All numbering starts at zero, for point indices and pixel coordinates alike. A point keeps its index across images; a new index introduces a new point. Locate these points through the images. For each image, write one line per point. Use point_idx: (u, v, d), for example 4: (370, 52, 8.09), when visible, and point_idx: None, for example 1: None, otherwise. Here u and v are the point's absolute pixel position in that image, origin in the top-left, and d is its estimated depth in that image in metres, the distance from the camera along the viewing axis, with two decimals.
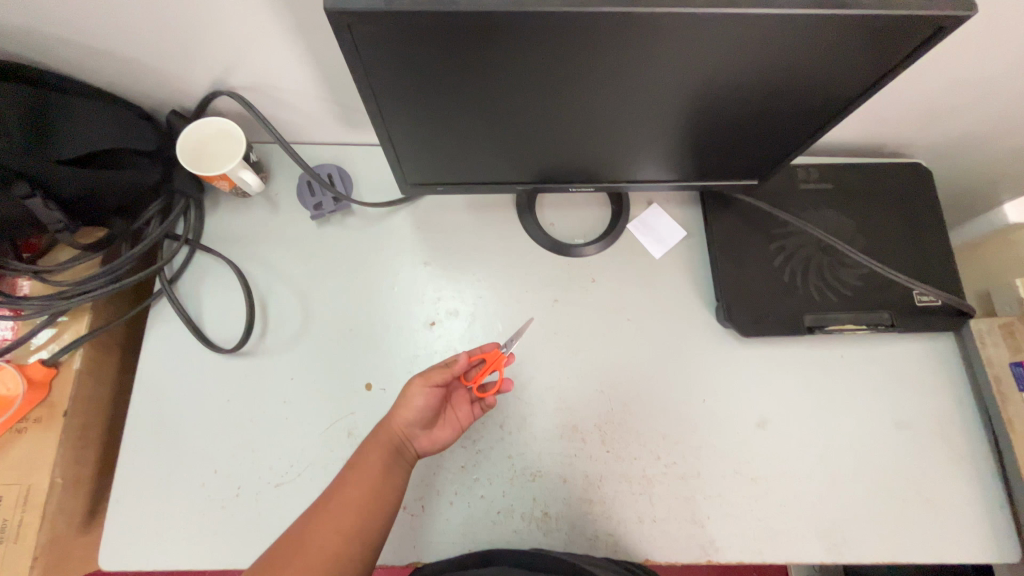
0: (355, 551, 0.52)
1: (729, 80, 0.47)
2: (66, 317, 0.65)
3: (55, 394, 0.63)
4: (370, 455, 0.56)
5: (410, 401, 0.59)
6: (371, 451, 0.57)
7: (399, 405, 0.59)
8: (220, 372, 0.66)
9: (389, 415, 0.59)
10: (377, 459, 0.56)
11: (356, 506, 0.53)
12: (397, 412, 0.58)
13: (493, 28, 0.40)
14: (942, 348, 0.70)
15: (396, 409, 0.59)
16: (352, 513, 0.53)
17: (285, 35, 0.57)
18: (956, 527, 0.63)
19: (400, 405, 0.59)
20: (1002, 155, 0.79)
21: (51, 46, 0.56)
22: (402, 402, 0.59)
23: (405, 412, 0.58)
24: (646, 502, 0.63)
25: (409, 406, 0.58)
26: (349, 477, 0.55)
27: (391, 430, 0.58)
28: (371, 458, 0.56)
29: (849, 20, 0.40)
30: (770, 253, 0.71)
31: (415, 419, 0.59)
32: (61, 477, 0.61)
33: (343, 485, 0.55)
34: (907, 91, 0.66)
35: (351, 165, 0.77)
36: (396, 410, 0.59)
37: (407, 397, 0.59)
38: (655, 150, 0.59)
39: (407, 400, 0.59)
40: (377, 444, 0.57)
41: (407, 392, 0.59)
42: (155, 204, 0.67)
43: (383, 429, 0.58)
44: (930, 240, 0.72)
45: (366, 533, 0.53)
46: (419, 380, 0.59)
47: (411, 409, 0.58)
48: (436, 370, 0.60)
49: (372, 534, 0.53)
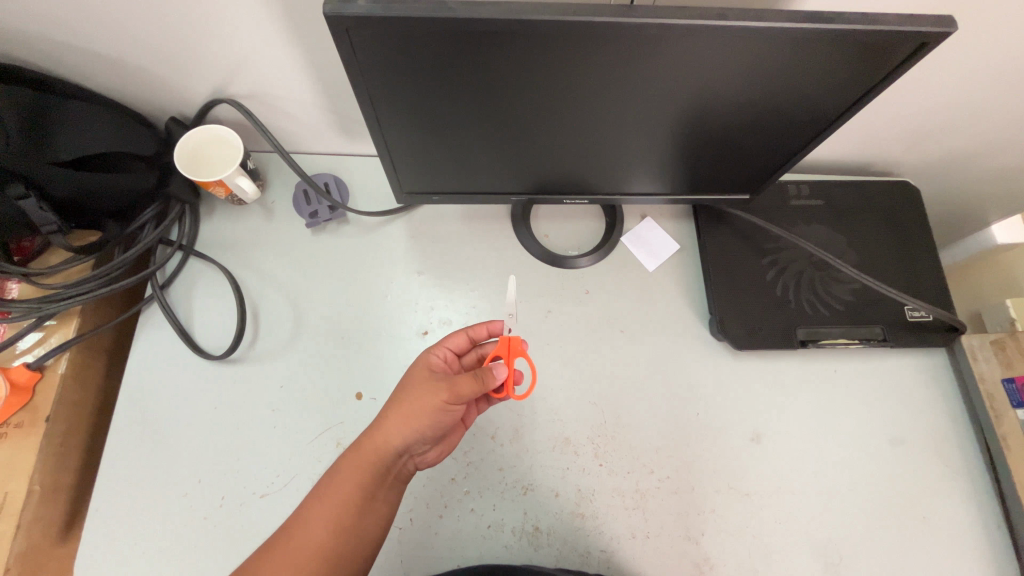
0: (347, 550, 0.50)
1: (724, 91, 0.48)
2: (53, 321, 0.65)
3: (38, 398, 0.62)
4: (361, 473, 0.52)
5: (430, 418, 0.54)
6: (358, 472, 0.52)
7: (414, 422, 0.53)
8: (209, 380, 0.65)
9: (394, 432, 0.53)
10: (362, 483, 0.52)
11: (334, 534, 0.49)
12: (411, 430, 0.53)
13: (491, 35, 0.40)
14: (934, 364, 0.70)
15: (409, 427, 0.53)
16: (326, 540, 0.49)
17: (285, 43, 0.58)
18: (953, 546, 0.62)
19: (417, 422, 0.53)
20: (986, 174, 0.81)
21: (54, 51, 0.57)
22: (418, 418, 0.53)
23: (422, 428, 0.54)
24: (639, 517, 0.62)
25: (428, 424, 0.54)
26: (326, 500, 0.51)
27: (388, 449, 0.53)
28: (360, 480, 0.51)
29: (834, 35, 0.41)
30: (762, 268, 0.71)
31: (428, 434, 0.55)
32: (39, 484, 0.60)
33: (319, 507, 0.50)
34: (893, 110, 0.68)
35: (348, 175, 0.78)
36: (410, 428, 0.53)
37: (426, 413, 0.53)
38: (649, 162, 0.60)
39: (425, 418, 0.53)
40: (361, 466, 0.52)
41: (427, 409, 0.53)
42: (150, 209, 0.67)
43: (378, 449, 0.52)
44: (918, 255, 0.73)
45: (360, 533, 0.51)
46: (447, 400, 0.53)
47: (429, 425, 0.54)
48: (466, 387, 0.52)
49: (367, 534, 0.51)
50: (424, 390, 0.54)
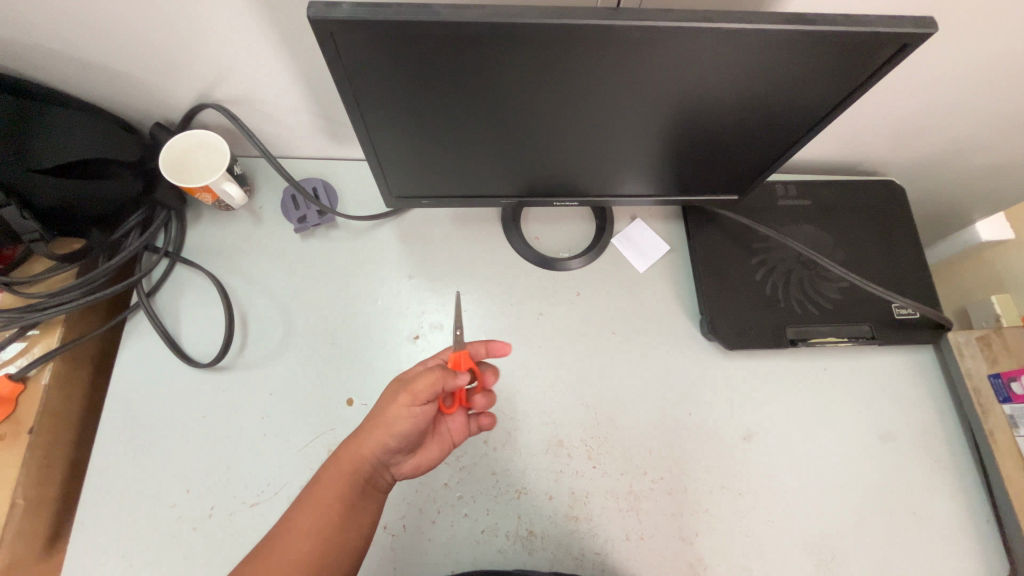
0: (333, 556, 0.49)
1: (708, 93, 0.48)
2: (37, 330, 0.63)
3: (21, 410, 0.61)
4: (344, 481, 0.51)
5: (399, 423, 0.52)
6: (336, 481, 0.51)
7: (377, 428, 0.52)
8: (196, 388, 0.65)
9: (363, 439, 0.52)
10: (343, 492, 0.51)
11: (312, 544, 0.49)
12: (375, 437, 0.52)
13: (473, 40, 0.40)
14: (921, 360, 0.71)
15: (374, 433, 0.52)
16: (304, 550, 0.48)
17: (272, 45, 0.57)
18: (943, 540, 0.63)
19: (381, 426, 0.52)
20: (970, 172, 0.82)
21: (37, 57, 0.56)
22: (383, 425, 0.52)
23: (386, 434, 0.52)
24: (633, 519, 0.62)
25: (396, 432, 0.52)
26: (307, 508, 0.50)
27: (360, 458, 0.52)
28: (339, 488, 0.51)
29: (815, 36, 0.41)
30: (752, 267, 0.72)
31: (395, 442, 0.52)
32: (22, 497, 0.58)
33: (302, 517, 0.50)
34: (878, 110, 0.69)
35: (337, 180, 0.77)
36: (375, 433, 0.52)
37: (391, 419, 0.52)
38: (637, 165, 0.60)
39: (391, 423, 0.52)
40: (343, 474, 0.51)
41: (392, 413, 0.52)
42: (135, 216, 0.66)
43: (354, 459, 0.52)
44: (904, 253, 0.74)
45: (347, 540, 0.51)
46: (406, 401, 0.51)
47: (394, 431, 0.52)
48: (423, 384, 0.51)
49: (354, 541, 0.51)
50: (389, 394, 0.53)
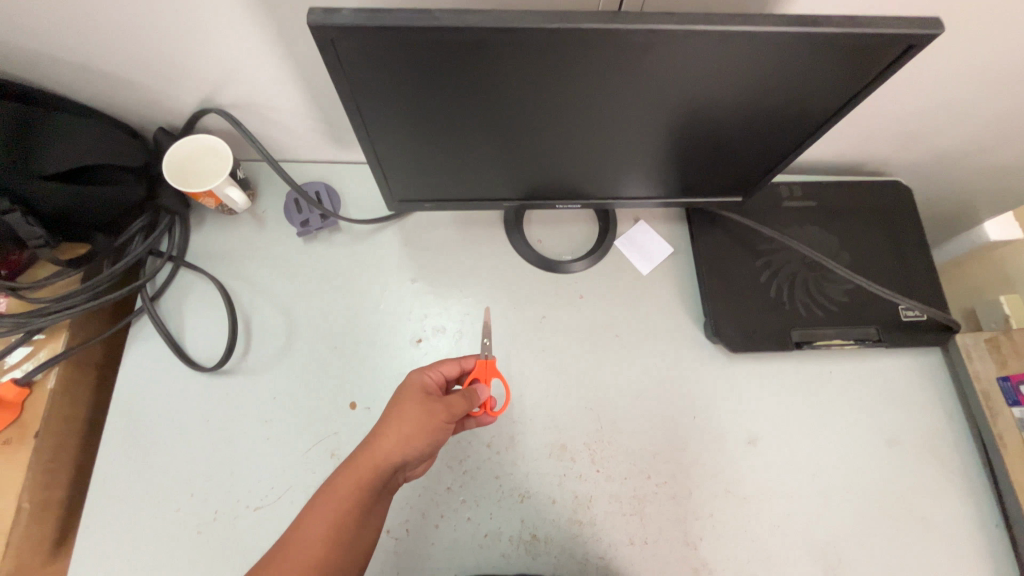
0: (352, 556, 0.48)
1: (716, 95, 0.48)
2: (42, 334, 0.64)
3: (27, 414, 0.61)
4: (363, 486, 0.49)
5: (430, 437, 0.53)
6: (351, 486, 0.49)
7: (411, 443, 0.52)
8: (200, 392, 0.65)
9: (393, 450, 0.51)
10: (357, 498, 0.49)
11: (329, 550, 0.46)
12: (407, 451, 0.51)
13: (480, 43, 0.40)
14: (929, 363, 0.70)
15: (407, 447, 0.51)
16: (321, 557, 0.46)
17: (273, 50, 0.57)
18: (950, 545, 0.62)
19: (414, 440, 0.52)
20: (979, 172, 0.81)
21: (41, 64, 0.57)
22: (416, 438, 0.52)
23: (417, 448, 0.52)
24: (636, 523, 0.61)
25: (425, 445, 0.53)
26: (320, 512, 0.47)
27: (386, 466, 0.50)
28: (355, 493, 0.49)
29: (822, 38, 0.41)
30: (756, 270, 0.71)
31: (418, 453, 0.53)
32: (28, 502, 0.59)
33: (314, 520, 0.47)
34: (886, 110, 0.68)
35: (340, 184, 0.77)
36: (408, 448, 0.51)
37: (426, 434, 0.52)
38: (640, 167, 0.60)
39: (424, 438, 0.52)
40: (362, 480, 0.49)
41: (427, 428, 0.52)
42: (139, 220, 0.66)
43: (375, 464, 0.50)
44: (912, 254, 0.73)
45: (361, 540, 0.49)
46: (443, 418, 0.53)
47: (424, 445, 0.53)
48: (459, 406, 0.54)
49: (367, 541, 0.50)
50: (427, 410, 0.53)
